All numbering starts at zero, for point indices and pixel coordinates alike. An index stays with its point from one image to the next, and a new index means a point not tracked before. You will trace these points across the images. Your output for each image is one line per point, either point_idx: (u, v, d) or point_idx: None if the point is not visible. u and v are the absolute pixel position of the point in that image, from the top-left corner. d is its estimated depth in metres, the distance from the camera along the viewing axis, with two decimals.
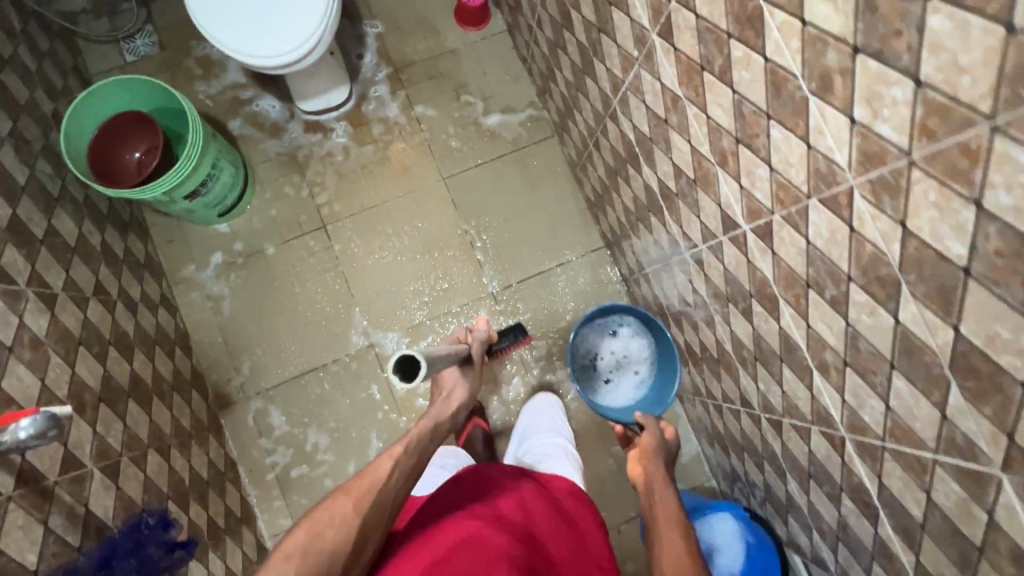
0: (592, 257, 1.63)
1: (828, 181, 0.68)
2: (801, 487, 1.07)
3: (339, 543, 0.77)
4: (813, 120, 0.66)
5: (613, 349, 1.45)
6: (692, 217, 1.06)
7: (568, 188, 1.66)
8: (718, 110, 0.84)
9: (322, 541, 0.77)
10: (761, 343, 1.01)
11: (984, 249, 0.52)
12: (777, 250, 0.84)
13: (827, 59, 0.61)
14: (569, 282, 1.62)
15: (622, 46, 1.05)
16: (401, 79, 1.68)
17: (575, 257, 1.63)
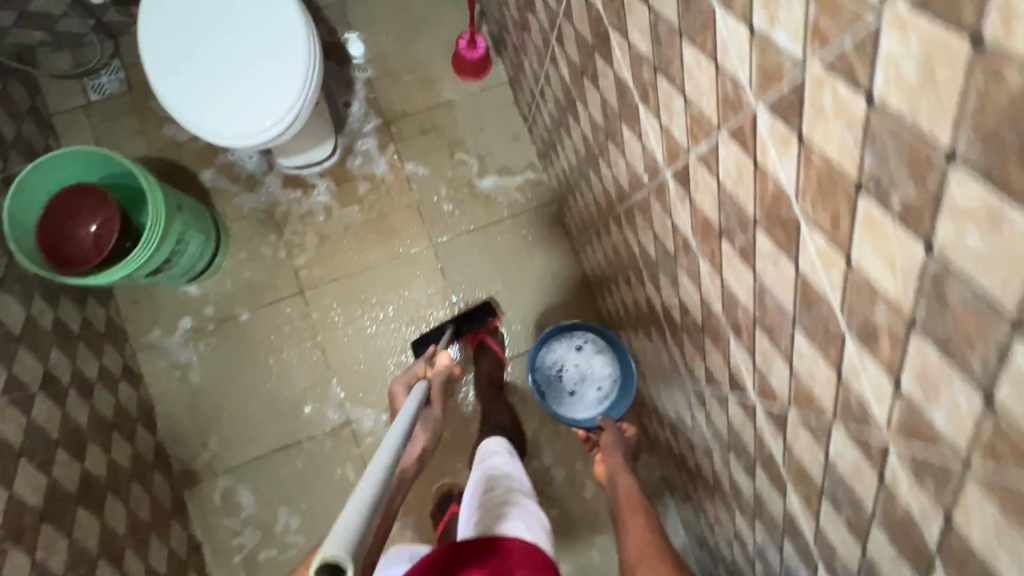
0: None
1: (859, 422, 0.58)
2: None
3: None
4: (847, 356, 0.56)
5: (574, 361, 1.35)
6: (696, 355, 0.96)
7: (566, 260, 1.55)
8: (735, 282, 0.73)
9: None
10: (762, 505, 0.92)
11: None
12: (790, 442, 0.75)
13: (873, 313, 0.50)
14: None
15: (631, 164, 0.93)
16: (392, 132, 1.55)
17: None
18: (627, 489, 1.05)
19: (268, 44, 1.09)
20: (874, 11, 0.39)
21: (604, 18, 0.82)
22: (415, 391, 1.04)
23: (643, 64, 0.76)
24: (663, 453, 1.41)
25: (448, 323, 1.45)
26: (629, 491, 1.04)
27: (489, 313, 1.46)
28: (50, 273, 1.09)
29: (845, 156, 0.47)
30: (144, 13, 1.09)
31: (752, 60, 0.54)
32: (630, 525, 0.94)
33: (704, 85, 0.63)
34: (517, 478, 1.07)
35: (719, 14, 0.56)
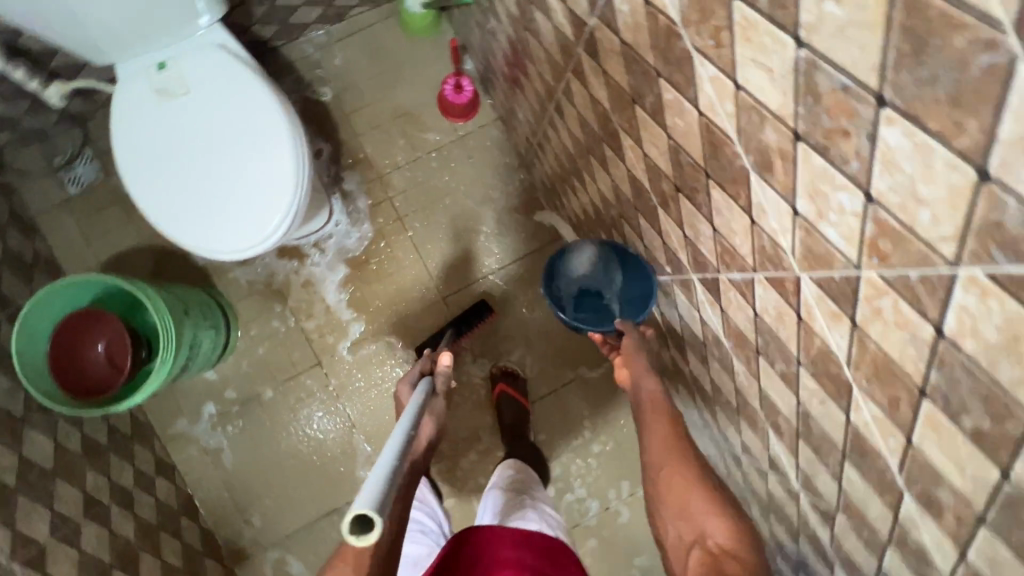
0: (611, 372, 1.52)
1: (918, 558, 0.58)
2: None
3: None
4: (904, 505, 0.56)
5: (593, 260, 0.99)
6: (730, 425, 0.96)
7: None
8: (775, 394, 0.72)
9: None
10: (805, 563, 0.95)
11: None
12: (839, 536, 0.76)
13: (936, 490, 0.50)
14: (590, 398, 1.51)
15: (650, 248, 0.91)
16: (386, 187, 1.51)
17: (593, 372, 1.52)
18: (648, 386, 0.84)
19: (252, 142, 1.03)
20: (947, 264, 0.37)
21: (612, 119, 0.78)
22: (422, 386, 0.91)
23: (662, 177, 0.72)
24: None
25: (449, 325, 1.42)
26: (654, 398, 0.81)
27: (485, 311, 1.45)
28: (79, 410, 1.07)
29: (907, 359, 0.45)
30: (119, 121, 1.04)
31: (794, 235, 0.51)
32: (651, 426, 0.78)
33: (737, 227, 0.60)
34: (536, 483, 1.15)
35: (754, 178, 0.52)
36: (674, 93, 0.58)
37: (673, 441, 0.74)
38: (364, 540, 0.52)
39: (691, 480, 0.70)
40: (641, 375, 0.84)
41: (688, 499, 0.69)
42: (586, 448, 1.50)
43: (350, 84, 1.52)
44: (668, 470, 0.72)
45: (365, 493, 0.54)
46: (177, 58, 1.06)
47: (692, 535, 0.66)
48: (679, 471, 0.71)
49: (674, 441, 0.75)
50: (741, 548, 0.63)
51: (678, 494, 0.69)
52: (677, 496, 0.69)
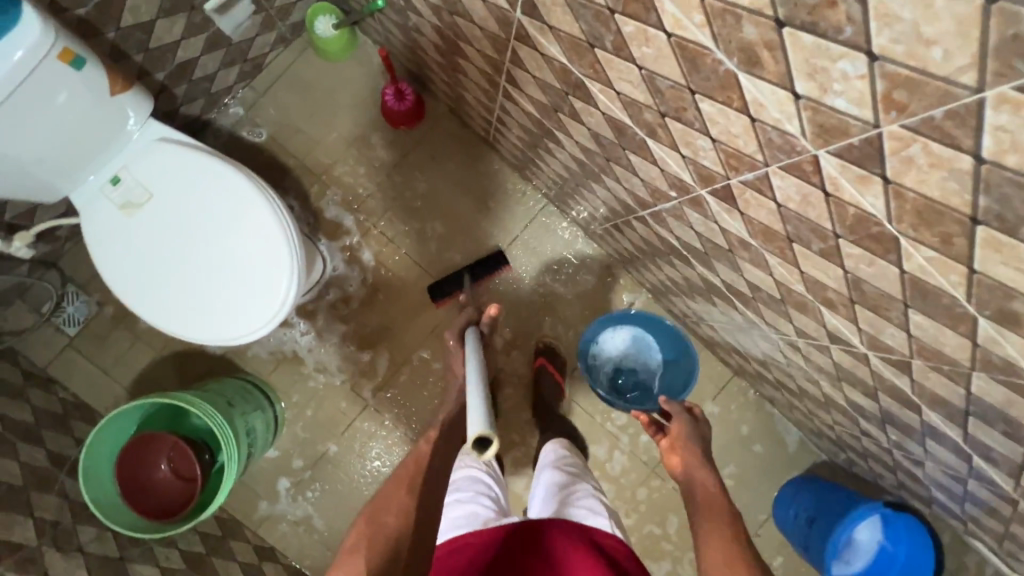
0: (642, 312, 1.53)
1: (1005, 371, 0.61)
2: (951, 498, 1.11)
3: (402, 519, 0.84)
4: (981, 329, 0.58)
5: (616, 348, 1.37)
6: (778, 317, 0.98)
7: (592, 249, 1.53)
8: (819, 272, 0.73)
9: (379, 525, 0.83)
10: (890, 415, 0.98)
11: None
12: (919, 380, 0.78)
13: (1010, 305, 0.51)
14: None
15: (648, 180, 0.91)
16: (366, 217, 1.49)
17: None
18: (704, 491, 0.89)
19: (231, 222, 1.02)
20: (971, 92, 0.37)
21: (572, 71, 0.77)
22: (471, 332, 1.09)
23: (643, 109, 0.72)
24: (753, 377, 1.51)
25: (462, 269, 1.45)
26: (709, 492, 0.88)
27: (500, 257, 1.46)
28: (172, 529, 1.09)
29: (950, 195, 0.46)
30: (94, 246, 1.02)
31: (801, 117, 0.51)
32: (711, 544, 0.78)
33: (738, 130, 0.60)
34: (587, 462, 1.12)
35: (743, 77, 0.53)
36: (635, 24, 0.58)
37: (735, 555, 0.75)
38: (485, 453, 0.72)
39: None
40: (698, 473, 0.93)
41: None
42: None
43: (292, 129, 1.49)
44: None
45: (478, 418, 0.73)
46: (127, 166, 1.03)
47: None
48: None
49: (737, 561, 0.74)
50: None
51: None
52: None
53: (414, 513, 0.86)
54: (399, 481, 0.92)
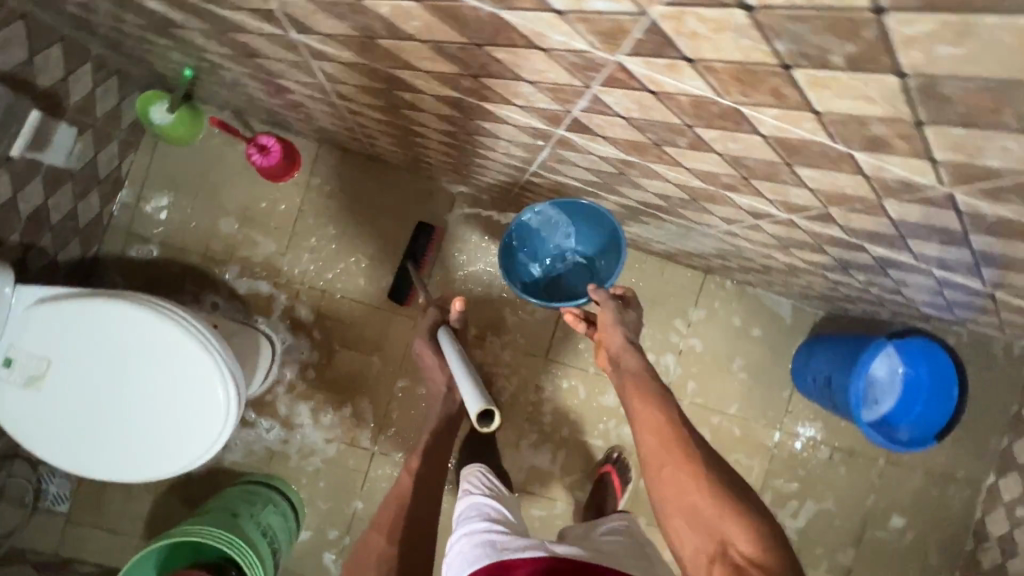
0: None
1: (908, 191, 0.57)
2: (943, 309, 1.09)
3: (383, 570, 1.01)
4: (864, 162, 0.54)
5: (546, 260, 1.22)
6: (701, 214, 0.94)
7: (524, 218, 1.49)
8: (703, 164, 0.69)
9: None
10: (847, 261, 0.95)
11: None
12: (847, 224, 0.75)
13: (872, 132, 0.47)
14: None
15: (514, 139, 0.85)
16: (296, 280, 1.43)
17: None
18: (632, 373, 0.96)
19: (143, 353, 0.98)
20: None
21: (377, 67, 0.71)
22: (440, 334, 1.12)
23: (457, 78, 0.66)
24: (722, 270, 1.47)
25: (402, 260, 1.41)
26: (639, 375, 0.95)
27: (428, 232, 1.41)
28: None
29: (753, 51, 0.41)
30: (21, 433, 0.98)
31: (580, 32, 0.46)
32: (644, 422, 0.88)
33: (542, 65, 0.55)
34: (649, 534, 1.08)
35: (507, 14, 0.47)
36: (387, 3, 0.53)
37: (670, 437, 0.85)
38: (490, 426, 0.89)
39: (700, 482, 0.80)
40: (626, 358, 0.98)
41: (696, 499, 0.79)
42: None
43: (178, 226, 1.41)
44: (669, 464, 0.83)
45: (474, 400, 0.88)
46: (13, 345, 0.97)
47: (717, 545, 0.76)
48: (683, 473, 0.81)
49: (671, 435, 0.85)
50: (762, 554, 0.72)
51: (690, 500, 0.80)
52: (682, 495, 0.80)
53: (393, 561, 1.02)
54: (378, 527, 1.09)
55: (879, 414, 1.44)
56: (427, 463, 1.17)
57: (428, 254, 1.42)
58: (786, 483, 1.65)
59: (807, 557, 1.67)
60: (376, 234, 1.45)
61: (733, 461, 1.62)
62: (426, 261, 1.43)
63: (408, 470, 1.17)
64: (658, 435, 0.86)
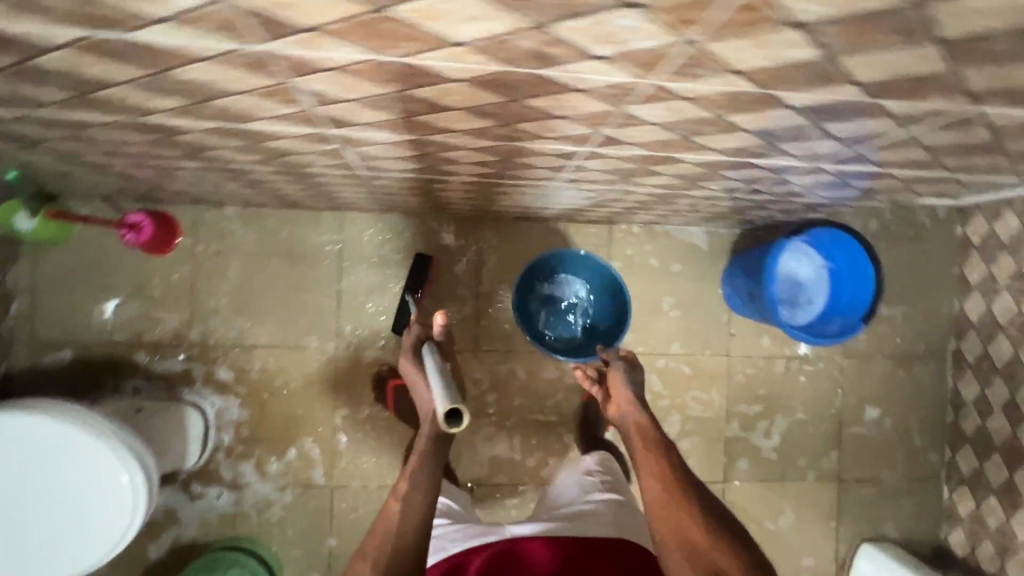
0: (495, 242, 1.53)
1: (629, 93, 0.57)
2: (813, 195, 1.08)
3: None
4: (563, 78, 0.53)
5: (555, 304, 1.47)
6: (529, 170, 0.93)
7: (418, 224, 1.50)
8: (461, 122, 0.68)
9: None
10: (685, 175, 0.94)
11: (828, 36, 0.43)
12: (635, 141, 0.74)
13: (525, 46, 0.47)
14: (504, 271, 1.53)
15: (312, 149, 0.85)
16: (210, 343, 1.43)
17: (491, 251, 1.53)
18: (637, 425, 1.16)
19: (36, 459, 0.98)
20: None
21: (130, 119, 0.71)
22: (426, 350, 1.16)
23: (193, 107, 0.66)
24: (619, 217, 1.46)
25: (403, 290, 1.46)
26: (641, 426, 1.16)
27: (423, 261, 1.45)
28: None
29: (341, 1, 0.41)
30: None
31: (205, 28, 0.46)
32: (648, 470, 1.07)
33: (228, 71, 0.55)
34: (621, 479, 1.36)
35: (136, 32, 0.47)
36: (51, 55, 0.52)
37: (670, 483, 1.04)
38: (460, 425, 0.93)
39: (697, 522, 0.98)
40: (630, 412, 1.18)
41: (695, 538, 0.96)
42: None
43: (79, 324, 1.41)
44: (673, 507, 1.01)
45: (443, 401, 0.94)
46: None
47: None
48: (683, 514, 0.99)
49: (669, 481, 1.04)
50: None
51: (689, 538, 0.97)
52: (683, 533, 0.97)
53: None
54: (363, 553, 1.02)
55: (811, 315, 1.46)
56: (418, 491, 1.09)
57: (424, 282, 1.46)
58: (751, 405, 1.64)
59: (792, 472, 1.65)
60: (276, 277, 1.46)
61: (691, 399, 1.61)
62: (426, 289, 1.47)
63: (394, 498, 1.08)
64: (660, 488, 1.04)
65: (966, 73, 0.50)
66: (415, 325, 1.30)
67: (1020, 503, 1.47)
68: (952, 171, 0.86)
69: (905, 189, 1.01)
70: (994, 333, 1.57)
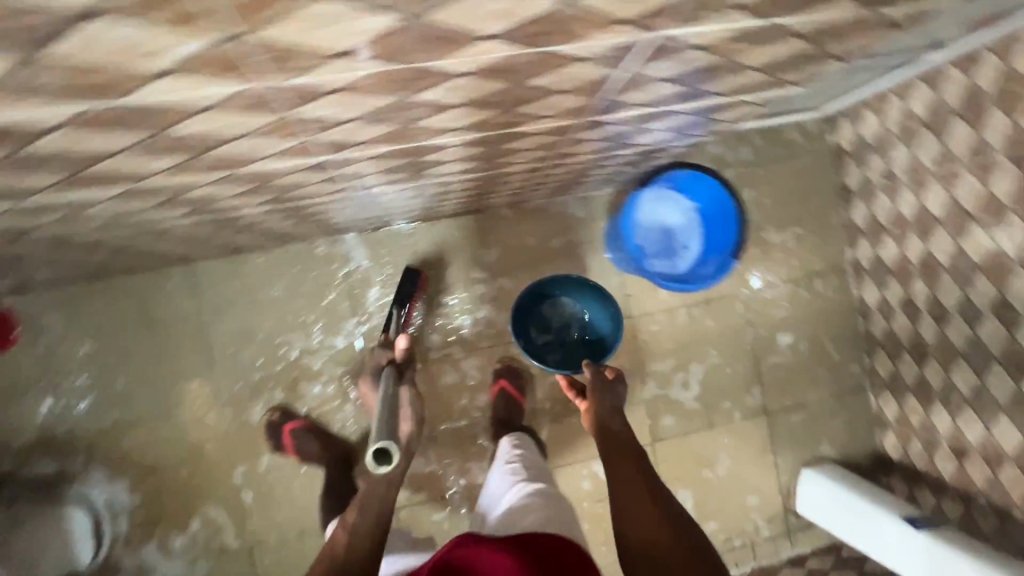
0: (365, 257, 1.47)
1: (267, 99, 0.50)
2: (628, 146, 1.04)
3: None
4: (167, 102, 0.47)
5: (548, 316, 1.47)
6: (304, 188, 0.86)
7: (278, 257, 1.42)
8: (142, 163, 0.60)
9: None
10: (472, 158, 0.89)
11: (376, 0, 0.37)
12: (362, 140, 0.68)
13: (56, 79, 0.39)
14: (382, 283, 1.47)
15: (40, 222, 0.76)
16: (82, 431, 1.34)
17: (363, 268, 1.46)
18: (617, 439, 1.11)
19: None
20: None
21: None
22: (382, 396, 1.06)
23: None
24: (476, 205, 1.40)
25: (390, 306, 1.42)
26: (622, 434, 1.13)
27: (413, 274, 1.43)
28: None
29: None
30: None
31: None
32: (626, 477, 1.02)
33: None
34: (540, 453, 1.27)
35: None
36: None
37: (645, 493, 1.00)
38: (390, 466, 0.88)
39: (666, 534, 0.93)
40: (611, 420, 1.16)
41: (665, 553, 0.90)
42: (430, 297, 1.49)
43: None
44: (645, 518, 0.95)
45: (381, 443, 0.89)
46: None
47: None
48: (657, 526, 0.94)
49: (645, 490, 1.00)
50: None
51: (659, 550, 0.91)
52: (654, 545, 0.91)
53: None
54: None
55: (682, 270, 1.45)
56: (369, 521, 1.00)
57: (414, 298, 1.43)
58: (662, 361, 1.61)
59: (719, 417, 1.64)
60: (133, 349, 1.36)
61: None
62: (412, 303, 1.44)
63: (344, 526, 1.02)
64: (639, 504, 0.97)
65: (591, 5, 0.44)
66: (390, 357, 1.26)
67: (933, 396, 1.47)
68: (732, 95, 0.82)
69: (712, 120, 0.97)
70: (880, 234, 1.56)
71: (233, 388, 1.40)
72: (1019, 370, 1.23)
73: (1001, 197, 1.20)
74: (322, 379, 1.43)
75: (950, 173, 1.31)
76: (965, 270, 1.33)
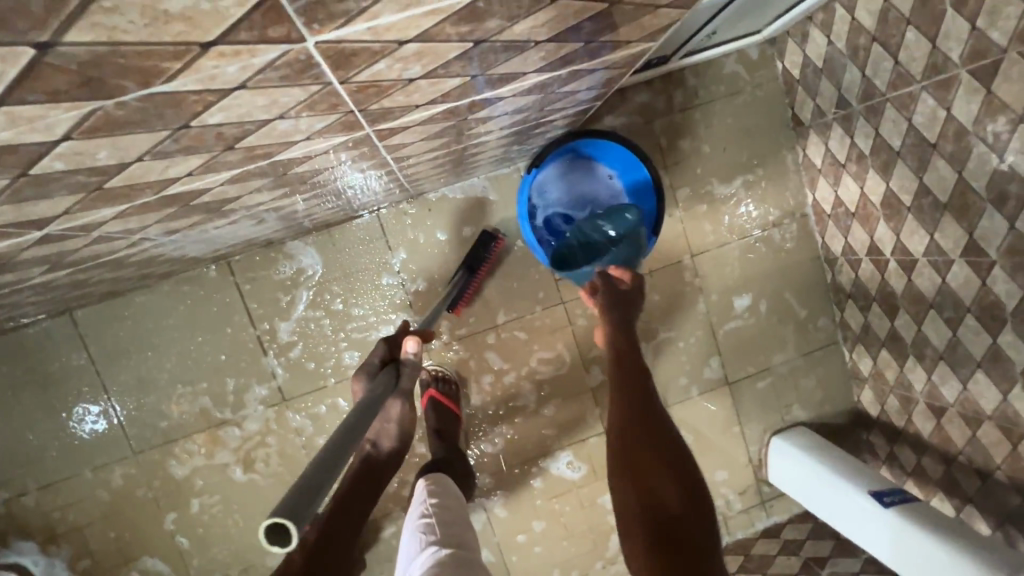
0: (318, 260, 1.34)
1: None
2: (485, 135, 0.86)
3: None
4: None
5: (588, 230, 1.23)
6: (78, 253, 0.72)
7: (164, 293, 1.30)
8: None
9: None
10: (272, 186, 0.73)
11: None
12: (55, 213, 0.53)
13: None
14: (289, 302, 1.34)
15: None
16: (4, 499, 1.30)
17: (265, 292, 1.33)
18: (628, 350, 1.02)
19: None
20: None
21: None
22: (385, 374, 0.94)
23: None
24: (365, 207, 1.24)
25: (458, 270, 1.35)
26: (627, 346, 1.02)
27: (489, 238, 1.35)
28: None
29: None
30: None
31: None
32: (632, 389, 0.94)
33: None
34: (457, 499, 1.06)
35: None
36: None
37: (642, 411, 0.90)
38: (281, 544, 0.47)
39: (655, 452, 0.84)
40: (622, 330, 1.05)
41: (651, 475, 0.81)
42: (339, 311, 1.36)
43: None
44: (638, 436, 0.86)
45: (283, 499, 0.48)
46: None
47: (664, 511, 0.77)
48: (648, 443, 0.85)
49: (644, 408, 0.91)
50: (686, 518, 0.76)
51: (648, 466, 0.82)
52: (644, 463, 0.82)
53: None
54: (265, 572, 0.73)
55: None
56: (346, 518, 0.83)
57: (485, 262, 1.35)
58: None
59: (676, 394, 1.52)
60: (31, 412, 1.29)
61: (540, 362, 1.45)
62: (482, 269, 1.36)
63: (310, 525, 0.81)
64: (634, 421, 0.89)
65: (113, 40, 0.28)
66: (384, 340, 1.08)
67: (907, 350, 1.32)
68: (571, 65, 0.63)
69: (574, 91, 0.79)
70: (838, 173, 1.36)
71: (146, 436, 1.32)
72: (995, 322, 1.06)
73: (965, 121, 0.99)
74: (236, 415, 1.34)
75: (906, 95, 1.09)
76: (929, 210, 1.13)
